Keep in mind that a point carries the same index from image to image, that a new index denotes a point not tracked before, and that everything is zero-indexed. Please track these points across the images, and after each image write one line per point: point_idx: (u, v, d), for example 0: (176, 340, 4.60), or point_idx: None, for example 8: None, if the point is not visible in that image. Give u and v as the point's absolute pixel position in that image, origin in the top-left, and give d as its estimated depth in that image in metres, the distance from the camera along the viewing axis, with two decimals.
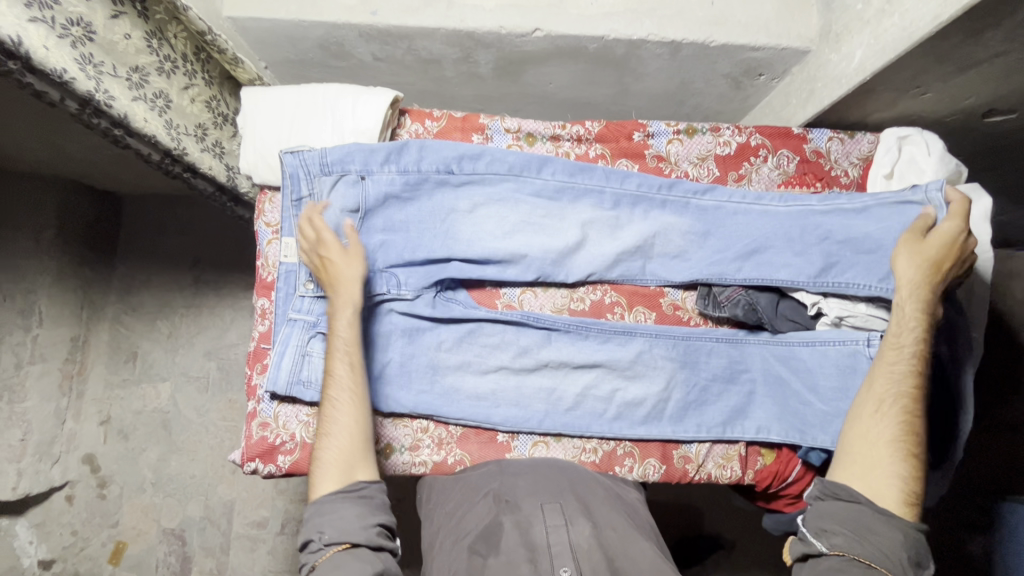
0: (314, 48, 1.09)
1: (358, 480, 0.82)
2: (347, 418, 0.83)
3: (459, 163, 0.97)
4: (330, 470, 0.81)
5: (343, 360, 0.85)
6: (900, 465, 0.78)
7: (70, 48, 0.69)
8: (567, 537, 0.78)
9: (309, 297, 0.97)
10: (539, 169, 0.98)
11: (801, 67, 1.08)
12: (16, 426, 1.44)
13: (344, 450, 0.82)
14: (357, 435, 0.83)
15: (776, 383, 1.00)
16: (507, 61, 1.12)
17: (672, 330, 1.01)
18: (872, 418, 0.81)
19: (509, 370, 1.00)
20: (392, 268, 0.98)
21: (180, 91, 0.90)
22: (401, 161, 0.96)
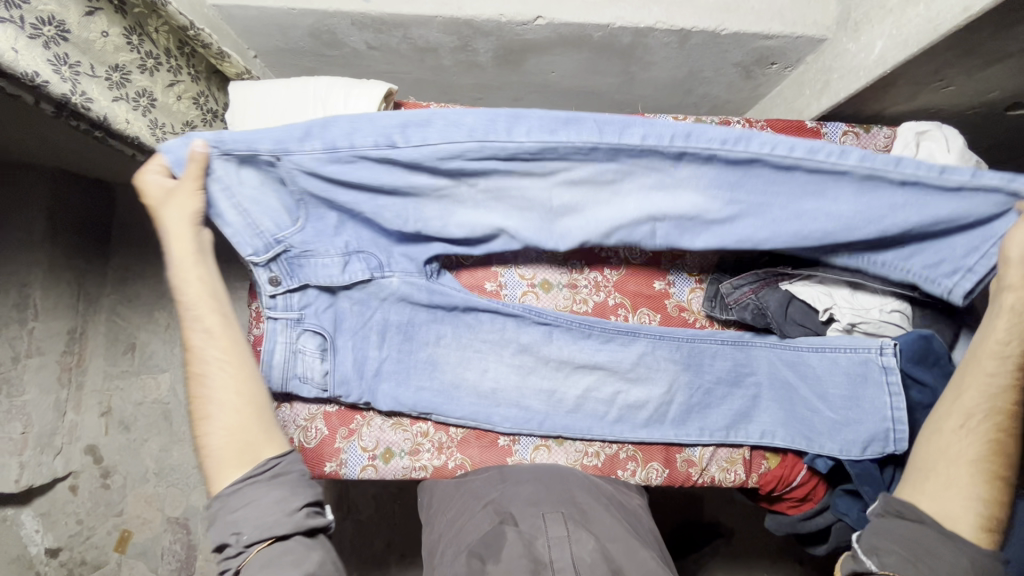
0: (305, 36, 1.04)
1: (265, 457, 0.77)
2: (227, 384, 0.77)
3: (399, 138, 0.76)
4: (223, 445, 0.76)
5: (213, 316, 0.79)
6: (981, 490, 0.73)
7: (41, 48, 0.67)
8: (570, 551, 0.74)
9: (280, 295, 0.87)
10: (508, 132, 0.76)
11: (816, 56, 1.02)
12: (16, 420, 1.42)
13: (235, 425, 0.76)
14: (247, 397, 0.78)
15: (782, 388, 0.99)
16: (508, 49, 1.07)
17: (675, 333, 0.99)
18: (956, 435, 0.76)
19: (511, 366, 0.98)
20: (366, 247, 0.89)
21: (165, 88, 0.87)
22: (327, 137, 0.76)
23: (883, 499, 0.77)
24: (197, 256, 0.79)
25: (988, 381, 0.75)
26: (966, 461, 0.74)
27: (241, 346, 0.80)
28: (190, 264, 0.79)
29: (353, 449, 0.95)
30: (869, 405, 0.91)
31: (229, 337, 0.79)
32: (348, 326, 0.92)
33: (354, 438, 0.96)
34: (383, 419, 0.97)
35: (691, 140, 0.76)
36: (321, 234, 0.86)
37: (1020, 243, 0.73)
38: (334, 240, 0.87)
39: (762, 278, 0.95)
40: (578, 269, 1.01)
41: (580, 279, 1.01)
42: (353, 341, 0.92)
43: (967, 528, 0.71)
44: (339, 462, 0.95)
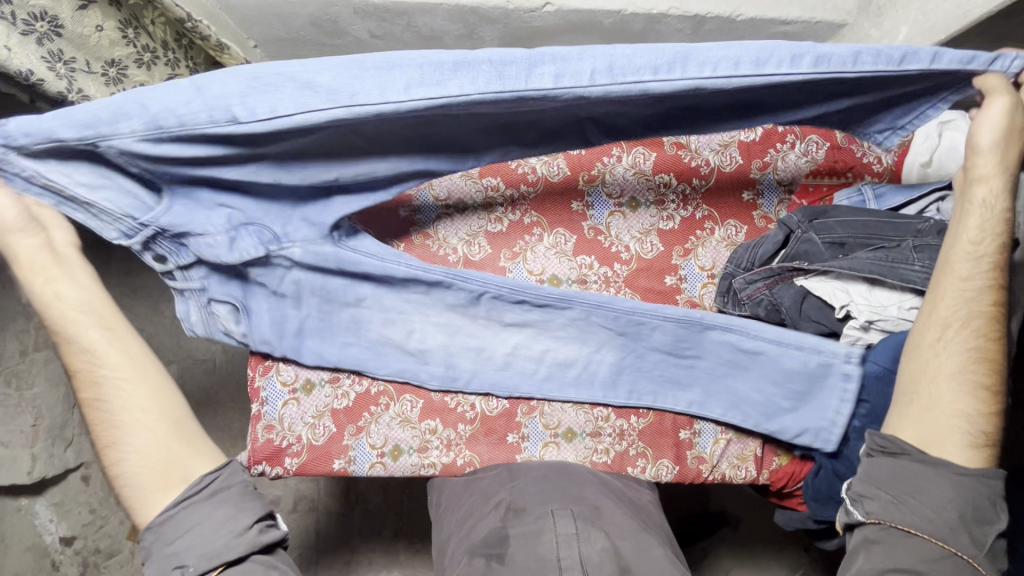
0: (307, 25, 1.01)
1: (199, 475, 0.71)
2: (130, 402, 0.71)
3: (230, 113, 0.62)
4: (141, 464, 0.69)
5: (100, 332, 0.72)
6: (970, 401, 0.72)
7: (35, 44, 0.68)
8: (577, 549, 0.73)
9: (177, 272, 0.78)
10: (380, 91, 0.62)
11: (835, 42, 0.99)
12: (27, 413, 1.44)
13: (151, 445, 0.70)
14: (163, 406, 0.72)
15: (726, 358, 0.94)
16: (515, 37, 1.03)
17: (615, 303, 0.91)
18: (941, 348, 0.74)
19: (439, 325, 0.92)
20: (255, 218, 0.76)
21: (163, 83, 0.85)
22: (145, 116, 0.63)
23: (873, 434, 0.75)
24: (58, 270, 0.71)
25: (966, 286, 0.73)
26: (954, 378, 0.73)
27: (140, 358, 0.74)
28: (62, 288, 0.71)
29: (361, 447, 0.95)
30: (831, 395, 0.91)
31: (121, 354, 0.72)
32: (257, 292, 0.85)
33: (362, 435, 0.95)
34: (390, 416, 0.96)
35: (618, 78, 0.62)
36: (201, 212, 0.73)
37: (989, 128, 0.70)
38: (213, 215, 0.74)
39: (777, 275, 0.92)
40: (587, 264, 0.98)
41: (589, 274, 0.98)
42: (267, 302, 0.86)
43: (952, 448, 0.71)
44: (347, 460, 0.95)
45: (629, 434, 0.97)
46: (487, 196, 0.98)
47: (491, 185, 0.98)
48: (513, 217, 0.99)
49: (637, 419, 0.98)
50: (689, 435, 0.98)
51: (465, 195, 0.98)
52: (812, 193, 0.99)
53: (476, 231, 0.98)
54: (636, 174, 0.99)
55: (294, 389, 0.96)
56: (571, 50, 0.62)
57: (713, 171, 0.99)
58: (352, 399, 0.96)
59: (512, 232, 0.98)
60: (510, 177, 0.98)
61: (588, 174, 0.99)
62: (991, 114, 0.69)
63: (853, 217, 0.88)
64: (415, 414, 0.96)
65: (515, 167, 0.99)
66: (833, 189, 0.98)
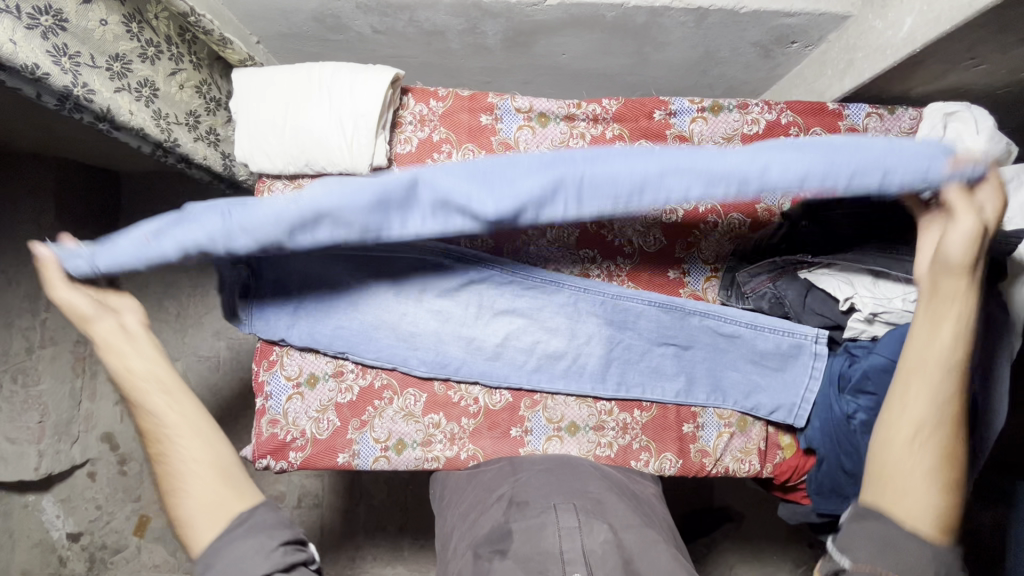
0: (309, 21, 1.01)
1: (242, 510, 0.68)
2: (182, 458, 0.69)
3: (305, 225, 0.63)
4: (196, 518, 0.67)
5: (160, 396, 0.71)
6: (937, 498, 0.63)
7: (41, 39, 0.65)
8: (580, 542, 0.73)
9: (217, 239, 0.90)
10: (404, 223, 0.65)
11: (839, 33, 0.98)
12: (34, 409, 1.43)
13: (208, 495, 0.68)
14: (215, 458, 0.70)
15: (710, 343, 0.96)
16: (517, 31, 1.03)
17: (603, 287, 0.95)
18: (922, 438, 0.65)
19: (431, 311, 0.95)
20: None
21: (167, 78, 0.85)
22: (226, 224, 0.64)
23: None
24: (128, 334, 0.73)
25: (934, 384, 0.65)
26: (916, 453, 0.65)
27: (196, 415, 0.72)
28: (130, 356, 0.72)
29: (365, 440, 0.95)
30: (791, 381, 0.94)
31: (177, 411, 0.71)
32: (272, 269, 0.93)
33: (366, 429, 0.96)
34: (393, 410, 0.96)
35: (585, 207, 0.62)
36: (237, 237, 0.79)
37: (956, 240, 0.63)
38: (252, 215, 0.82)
39: (781, 268, 0.93)
40: (590, 258, 1.00)
41: (592, 269, 0.99)
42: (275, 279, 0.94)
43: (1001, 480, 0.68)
44: (351, 454, 0.95)
45: (632, 428, 0.97)
46: None
47: None
48: None
49: (640, 413, 0.98)
50: (692, 428, 0.98)
51: None
52: None
53: None
54: None
55: (298, 383, 0.97)
56: (546, 189, 0.61)
57: None
58: (356, 392, 0.97)
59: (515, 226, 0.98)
60: None
61: None
62: (957, 234, 0.63)
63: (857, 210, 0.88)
64: (419, 408, 0.97)
65: None
66: None
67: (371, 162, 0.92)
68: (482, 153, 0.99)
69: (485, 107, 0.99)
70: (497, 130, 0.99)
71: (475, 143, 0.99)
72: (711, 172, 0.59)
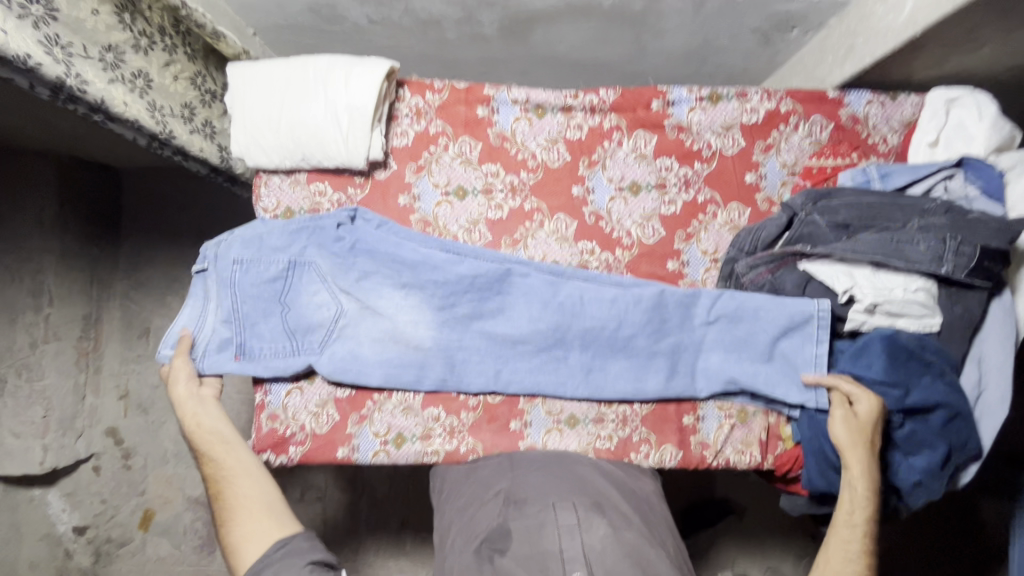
0: (304, 11, 1.00)
1: (281, 537, 0.74)
2: (235, 493, 0.78)
3: (307, 332, 0.92)
4: (245, 548, 0.74)
5: (217, 446, 0.81)
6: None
7: (32, 28, 0.65)
8: (580, 540, 0.73)
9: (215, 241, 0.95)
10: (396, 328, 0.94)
11: (840, 18, 0.97)
12: (38, 404, 1.43)
13: (252, 530, 0.75)
14: (264, 496, 0.78)
15: (687, 325, 0.94)
16: (514, 20, 1.02)
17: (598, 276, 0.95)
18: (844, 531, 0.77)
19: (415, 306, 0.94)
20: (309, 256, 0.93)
21: (161, 69, 0.85)
22: (251, 335, 0.91)
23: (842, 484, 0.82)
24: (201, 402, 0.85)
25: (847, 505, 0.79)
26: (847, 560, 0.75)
27: (252, 467, 0.81)
28: (196, 410, 0.84)
29: (363, 434, 0.95)
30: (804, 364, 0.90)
31: (233, 457, 0.81)
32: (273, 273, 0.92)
33: (365, 423, 0.95)
34: (392, 404, 0.96)
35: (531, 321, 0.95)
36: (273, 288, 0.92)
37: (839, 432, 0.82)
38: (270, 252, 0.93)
39: (780, 258, 0.93)
40: (589, 250, 0.98)
41: (591, 260, 0.98)
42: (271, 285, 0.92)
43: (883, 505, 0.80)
44: (351, 448, 0.95)
45: (631, 421, 0.97)
46: (486, 182, 0.98)
47: (490, 172, 0.98)
48: (513, 203, 0.98)
49: (640, 405, 0.97)
50: (693, 420, 0.97)
51: (465, 182, 0.98)
52: (816, 174, 0.97)
53: (477, 218, 0.98)
54: (637, 159, 0.98)
55: (297, 378, 0.97)
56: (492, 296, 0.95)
57: (716, 155, 0.98)
58: (353, 386, 0.96)
59: (512, 218, 0.98)
60: (509, 164, 0.98)
61: (588, 160, 0.98)
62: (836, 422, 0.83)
63: (858, 198, 0.87)
64: (417, 402, 0.96)
65: (514, 153, 0.98)
66: (837, 170, 0.96)
67: (368, 156, 0.92)
68: (478, 144, 0.98)
69: (482, 99, 0.98)
70: (494, 122, 0.98)
71: (471, 135, 0.98)
72: (652, 389, 0.94)
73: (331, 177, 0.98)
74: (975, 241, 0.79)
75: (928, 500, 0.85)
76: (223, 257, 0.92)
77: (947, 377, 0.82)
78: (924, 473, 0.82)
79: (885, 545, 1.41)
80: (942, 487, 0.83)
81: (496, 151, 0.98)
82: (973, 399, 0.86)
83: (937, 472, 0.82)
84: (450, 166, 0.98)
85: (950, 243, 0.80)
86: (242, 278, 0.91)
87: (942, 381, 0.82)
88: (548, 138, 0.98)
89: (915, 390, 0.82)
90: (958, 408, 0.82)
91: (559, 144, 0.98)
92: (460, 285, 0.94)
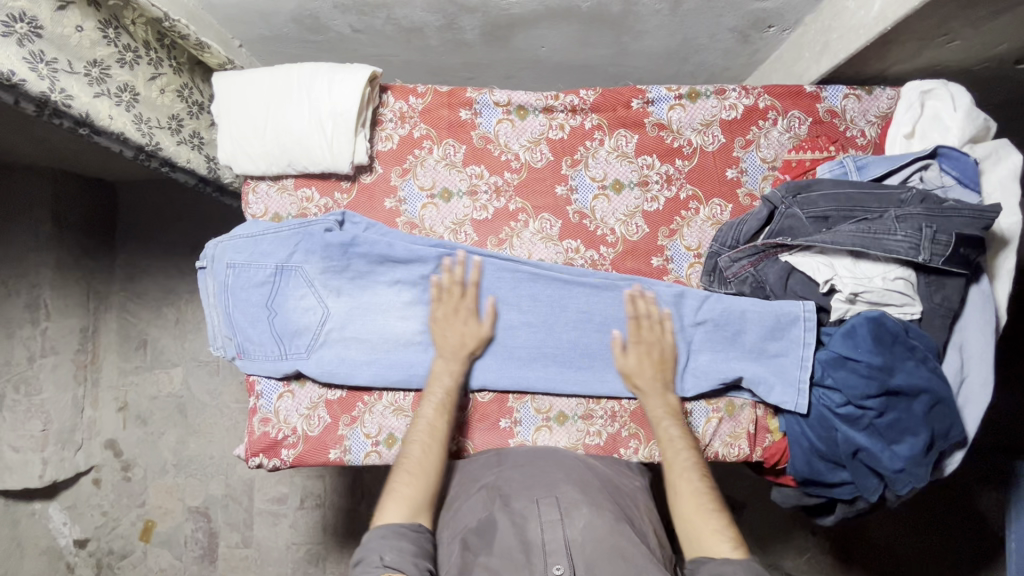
0: (289, 22, 1.02)
1: (419, 522, 0.78)
2: (419, 449, 0.84)
3: (294, 335, 0.95)
4: (392, 506, 0.78)
5: (430, 409, 0.88)
6: (712, 521, 0.78)
7: (16, 46, 0.67)
8: (563, 533, 0.75)
9: (211, 243, 0.96)
10: (386, 328, 0.96)
11: (814, 16, 0.98)
12: (37, 418, 1.44)
13: (409, 495, 0.79)
14: (435, 480, 0.82)
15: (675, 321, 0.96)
16: (495, 25, 1.04)
17: (588, 277, 0.97)
18: (686, 478, 0.82)
19: (405, 310, 0.97)
20: (296, 262, 0.95)
21: (147, 82, 0.86)
22: (244, 338, 0.96)
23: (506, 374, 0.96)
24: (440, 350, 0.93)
25: (671, 461, 0.84)
26: (702, 507, 0.79)
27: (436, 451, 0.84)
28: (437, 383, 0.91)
29: (355, 436, 0.96)
30: (791, 367, 0.91)
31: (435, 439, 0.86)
32: (258, 278, 0.95)
33: (356, 424, 0.96)
34: (383, 405, 0.97)
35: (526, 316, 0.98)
36: (267, 291, 0.95)
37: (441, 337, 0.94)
38: (261, 257, 0.95)
39: (762, 251, 0.93)
40: (574, 248, 0.99)
41: (575, 258, 0.99)
42: (259, 287, 0.95)
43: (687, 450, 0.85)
44: (342, 449, 0.95)
45: (620, 416, 0.98)
46: (471, 183, 0.99)
47: (475, 173, 0.99)
48: (498, 204, 0.99)
49: (628, 400, 0.98)
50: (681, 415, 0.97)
51: (450, 184, 0.99)
52: (795, 168, 0.98)
53: (462, 219, 0.99)
54: (618, 157, 1.00)
55: (288, 381, 0.98)
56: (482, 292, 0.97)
57: (696, 152, 0.99)
58: (345, 388, 0.97)
59: (497, 219, 0.99)
60: (493, 165, 0.99)
61: (571, 159, 1.00)
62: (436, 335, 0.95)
63: (836, 189, 0.88)
64: (408, 403, 0.97)
65: (497, 154, 0.99)
66: (817, 164, 0.96)
67: (352, 161, 0.94)
68: (462, 147, 0.99)
69: (464, 102, 1.00)
70: (477, 124, 1.00)
71: (455, 138, 1.00)
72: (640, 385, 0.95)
73: (318, 182, 0.99)
74: (950, 229, 0.80)
75: (913, 487, 0.85)
76: (219, 259, 0.95)
77: (929, 363, 0.83)
78: (908, 460, 0.83)
79: (884, 541, 1.41)
80: (926, 473, 0.84)
81: (480, 153, 0.99)
82: (957, 384, 0.87)
83: (920, 458, 0.83)
84: (434, 168, 1.00)
85: (927, 231, 0.81)
86: (234, 282, 0.95)
87: (926, 366, 0.83)
88: (531, 139, 0.99)
89: (900, 371, 0.82)
90: (939, 394, 0.83)
91: (542, 144, 1.00)
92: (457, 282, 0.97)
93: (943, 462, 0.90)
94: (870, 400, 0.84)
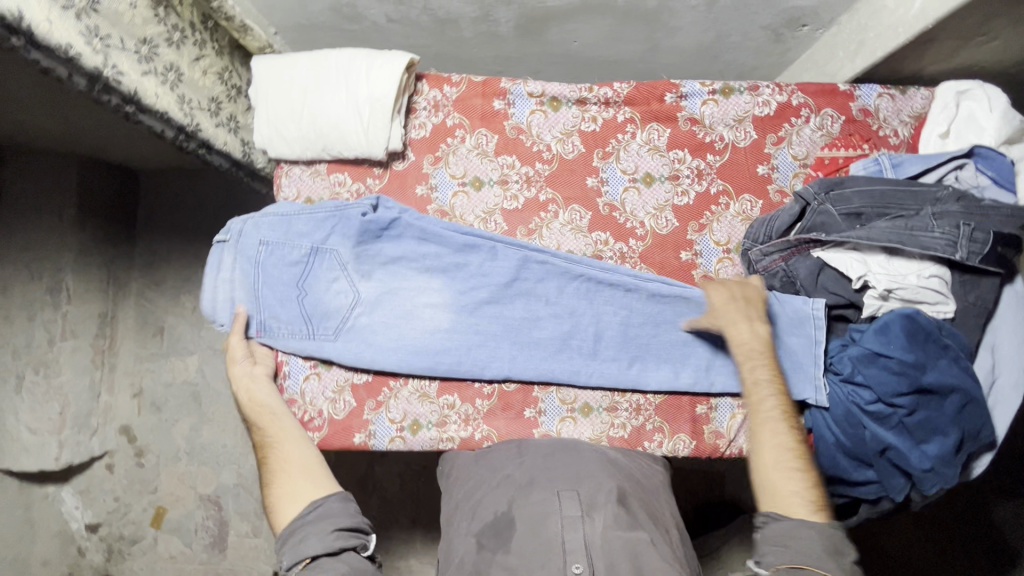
0: (326, 10, 1.03)
1: (314, 500, 0.80)
2: (277, 459, 0.84)
3: (323, 317, 0.96)
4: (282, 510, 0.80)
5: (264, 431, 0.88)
6: (792, 479, 0.78)
7: (74, 20, 0.68)
8: (582, 533, 0.74)
9: (240, 218, 0.97)
10: (412, 312, 0.97)
11: (849, 15, 0.99)
12: (54, 401, 1.45)
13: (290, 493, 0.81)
14: (304, 466, 0.83)
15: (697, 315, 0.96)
16: (529, 18, 1.05)
17: (612, 268, 0.97)
18: (772, 430, 0.81)
19: (436, 302, 0.98)
20: (330, 244, 0.96)
21: (191, 62, 0.88)
22: (272, 319, 0.95)
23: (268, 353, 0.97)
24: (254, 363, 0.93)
25: (762, 412, 0.83)
26: (782, 465, 0.79)
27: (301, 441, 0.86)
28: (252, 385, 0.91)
29: (380, 421, 0.96)
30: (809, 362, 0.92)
31: (276, 432, 0.87)
32: (289, 257, 0.95)
33: (381, 410, 0.96)
34: (409, 391, 0.97)
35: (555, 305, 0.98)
36: (298, 270, 0.95)
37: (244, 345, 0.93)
38: (294, 236, 0.95)
39: (793, 246, 0.93)
40: (603, 240, 0.99)
41: (604, 250, 1.00)
42: (290, 266, 0.95)
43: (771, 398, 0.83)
44: (367, 434, 0.95)
45: (645, 409, 0.97)
46: (502, 173, 1.00)
47: (506, 163, 1.00)
48: (529, 194, 1.00)
49: (653, 395, 0.98)
50: (705, 410, 0.98)
51: (481, 173, 1.00)
52: (829, 166, 0.98)
53: (492, 208, 1.00)
54: (650, 151, 1.00)
55: (315, 364, 0.97)
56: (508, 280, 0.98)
57: (728, 147, 0.99)
58: (371, 372, 0.97)
59: (528, 208, 1.00)
60: (525, 155, 1.00)
61: (602, 151, 1.00)
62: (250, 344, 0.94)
63: (870, 185, 0.88)
64: (433, 389, 0.97)
65: (529, 145, 1.00)
66: (849, 162, 0.97)
67: (386, 146, 0.94)
68: (495, 137, 1.00)
69: (498, 92, 1.00)
70: (509, 115, 1.00)
71: (488, 127, 1.00)
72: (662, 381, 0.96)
73: (352, 168, 1.00)
74: (987, 228, 0.81)
75: (940, 487, 0.84)
76: (250, 234, 0.95)
77: (961, 362, 0.83)
78: (937, 460, 0.82)
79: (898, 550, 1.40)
80: (955, 474, 0.84)
81: (513, 143, 1.00)
82: (987, 385, 0.87)
83: (948, 458, 0.82)
84: (467, 156, 1.00)
85: (964, 229, 0.81)
86: (266, 258, 0.95)
87: (958, 365, 0.83)
88: (563, 130, 1.00)
89: (932, 369, 0.82)
90: (970, 393, 0.83)
91: (574, 136, 1.00)
92: (484, 271, 0.98)
93: (970, 465, 0.89)
94: (901, 398, 0.82)
